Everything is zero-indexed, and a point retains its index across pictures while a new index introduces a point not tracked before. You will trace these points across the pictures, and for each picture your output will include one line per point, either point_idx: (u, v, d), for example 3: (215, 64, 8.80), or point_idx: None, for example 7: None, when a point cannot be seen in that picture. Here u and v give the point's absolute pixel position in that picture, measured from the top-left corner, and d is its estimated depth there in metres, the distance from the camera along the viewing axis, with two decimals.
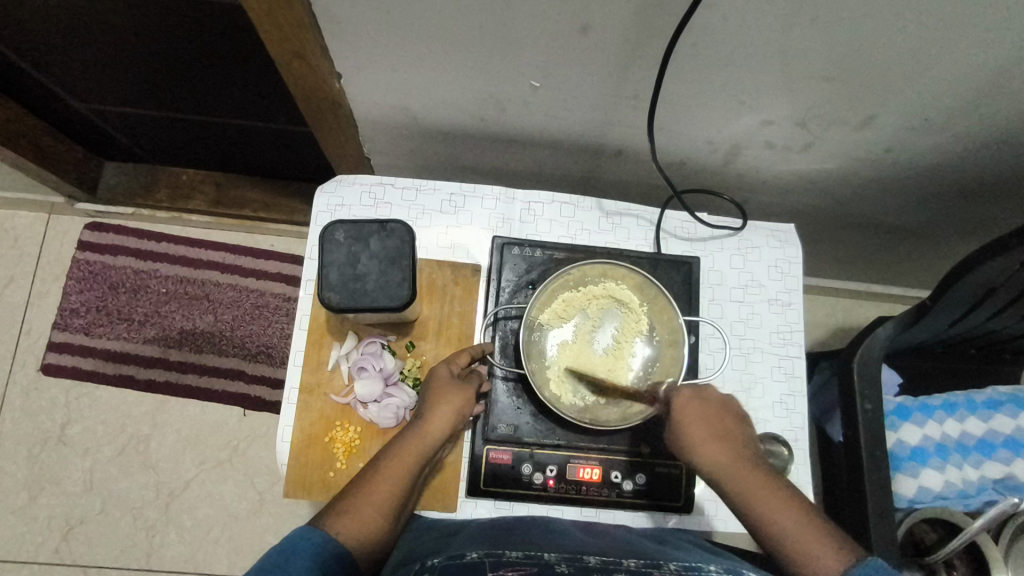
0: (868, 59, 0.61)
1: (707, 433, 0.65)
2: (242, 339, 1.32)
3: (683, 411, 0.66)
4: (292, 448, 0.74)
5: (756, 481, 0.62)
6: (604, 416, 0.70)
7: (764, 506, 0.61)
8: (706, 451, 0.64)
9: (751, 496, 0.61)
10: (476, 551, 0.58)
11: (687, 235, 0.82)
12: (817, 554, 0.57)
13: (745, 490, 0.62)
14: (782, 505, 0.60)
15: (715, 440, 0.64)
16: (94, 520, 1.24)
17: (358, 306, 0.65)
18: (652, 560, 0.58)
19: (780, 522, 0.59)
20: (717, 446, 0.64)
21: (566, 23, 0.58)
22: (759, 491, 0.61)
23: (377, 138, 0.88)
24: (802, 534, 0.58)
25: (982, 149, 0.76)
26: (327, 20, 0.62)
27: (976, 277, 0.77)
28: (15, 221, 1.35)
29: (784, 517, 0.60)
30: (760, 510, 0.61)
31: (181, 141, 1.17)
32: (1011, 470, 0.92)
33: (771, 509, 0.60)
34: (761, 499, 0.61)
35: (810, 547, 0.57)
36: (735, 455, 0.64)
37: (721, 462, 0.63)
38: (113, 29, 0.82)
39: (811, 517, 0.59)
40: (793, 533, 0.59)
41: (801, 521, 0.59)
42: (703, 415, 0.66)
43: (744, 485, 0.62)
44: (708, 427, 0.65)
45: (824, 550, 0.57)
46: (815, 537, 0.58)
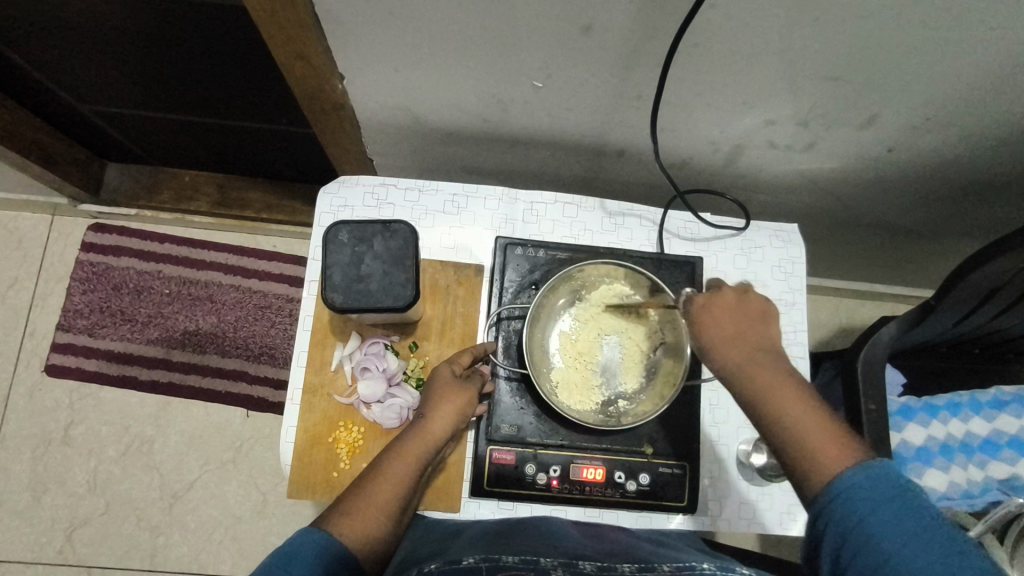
0: (870, 59, 0.61)
1: (720, 324, 0.59)
2: (245, 340, 1.32)
3: (701, 310, 0.60)
4: (296, 448, 0.74)
5: (773, 373, 0.56)
6: (608, 416, 0.71)
7: (775, 396, 0.55)
8: (722, 340, 0.58)
9: (763, 386, 0.55)
10: (473, 555, 0.58)
11: (690, 235, 0.82)
12: (821, 448, 0.52)
13: (757, 379, 0.56)
14: (795, 399, 0.55)
15: (733, 329, 0.58)
16: (98, 520, 1.25)
17: (363, 307, 0.65)
18: (647, 564, 0.58)
19: (789, 414, 0.54)
20: (733, 339, 0.58)
21: (568, 24, 0.58)
22: (778, 381, 0.56)
23: (379, 139, 0.88)
24: (809, 426, 0.53)
25: (985, 148, 0.76)
26: (329, 20, 0.62)
27: (980, 277, 0.77)
28: (19, 222, 1.35)
29: (796, 409, 0.54)
30: (770, 400, 0.55)
31: (183, 142, 1.17)
32: (1016, 470, 0.92)
33: (786, 403, 0.54)
34: (774, 388, 0.55)
35: (816, 442, 0.52)
36: (750, 345, 0.58)
37: (733, 351, 0.57)
38: (117, 31, 0.82)
39: (820, 412, 0.54)
40: (801, 425, 0.53)
41: (810, 416, 0.54)
42: (718, 313, 0.60)
43: (760, 374, 0.56)
44: (719, 322, 0.59)
45: (832, 446, 0.52)
46: (824, 431, 0.53)
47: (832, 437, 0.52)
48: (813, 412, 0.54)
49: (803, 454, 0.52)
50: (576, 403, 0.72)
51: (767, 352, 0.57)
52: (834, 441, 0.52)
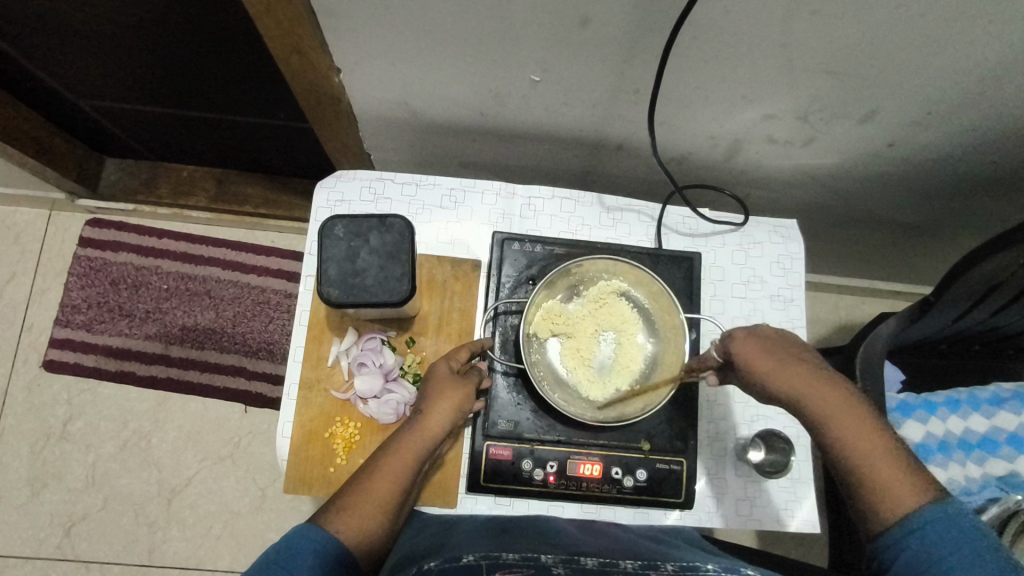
0: (869, 53, 0.60)
1: (777, 358, 0.61)
2: (243, 336, 1.32)
3: (747, 347, 0.62)
4: (292, 443, 0.73)
5: (844, 408, 0.59)
6: (591, 411, 0.70)
7: (847, 433, 0.58)
8: (782, 374, 0.60)
9: (837, 421, 0.58)
10: (473, 552, 0.58)
11: (688, 230, 0.82)
12: (895, 485, 0.55)
13: (827, 411, 0.58)
14: (869, 437, 0.57)
15: (795, 365, 0.60)
16: (96, 516, 1.25)
17: (358, 301, 0.65)
18: (649, 561, 0.58)
19: (865, 449, 0.57)
20: (796, 374, 0.60)
21: (565, 16, 0.58)
22: (848, 417, 0.58)
23: (376, 134, 0.88)
24: (883, 464, 0.56)
25: (985, 143, 0.76)
26: (325, 13, 0.61)
27: (979, 273, 0.76)
28: (16, 217, 1.35)
29: (867, 444, 0.57)
30: (840, 434, 0.58)
31: (180, 137, 1.17)
32: (1014, 467, 0.92)
33: (856, 438, 0.57)
34: (848, 424, 0.58)
35: (891, 478, 0.55)
36: (817, 379, 0.60)
37: (800, 384, 0.59)
38: (113, 24, 0.82)
39: (893, 446, 0.57)
40: (874, 461, 0.56)
41: (883, 451, 0.57)
42: (761, 348, 0.62)
43: (831, 407, 0.58)
44: (773, 357, 0.61)
45: (904, 483, 0.55)
46: (897, 467, 0.56)
47: (908, 474, 0.55)
48: (886, 447, 0.57)
49: (874, 489, 0.55)
50: (560, 396, 0.71)
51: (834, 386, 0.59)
52: (908, 479, 0.55)
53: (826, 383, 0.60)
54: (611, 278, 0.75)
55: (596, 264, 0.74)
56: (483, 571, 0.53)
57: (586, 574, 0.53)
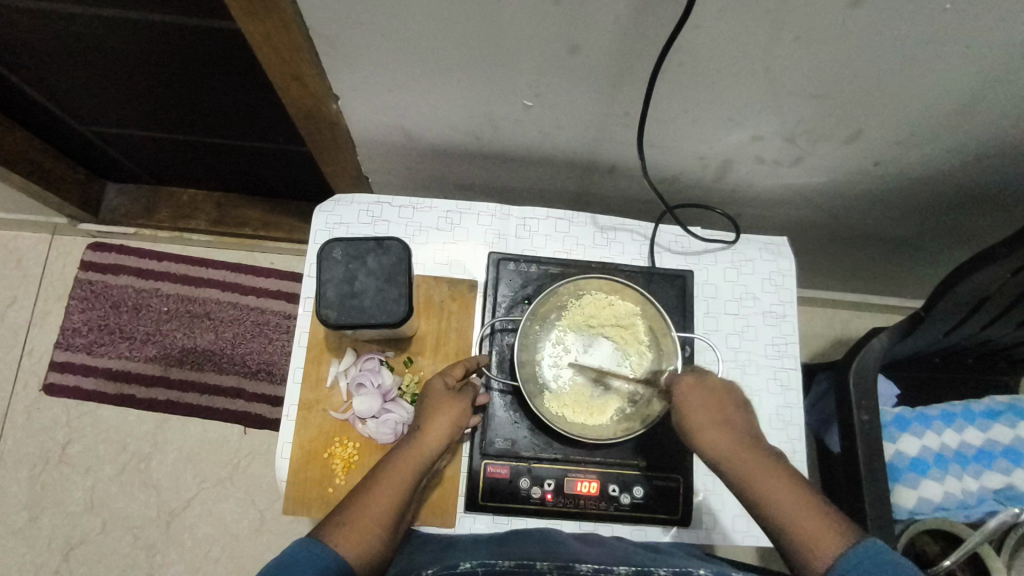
0: (849, 77, 0.63)
1: (708, 411, 0.64)
2: (242, 357, 1.32)
3: (686, 393, 0.65)
4: (292, 464, 0.74)
5: (760, 463, 0.60)
6: (578, 426, 0.72)
7: (765, 487, 0.58)
8: (710, 430, 0.63)
9: (753, 478, 0.59)
10: (471, 561, 0.61)
11: (681, 248, 0.83)
12: (811, 529, 0.55)
13: (749, 471, 0.60)
14: (781, 486, 0.58)
15: (716, 421, 0.63)
16: (95, 539, 1.24)
17: (356, 323, 0.66)
18: (642, 567, 0.60)
19: (781, 499, 0.57)
20: (718, 428, 0.63)
21: (556, 44, 0.60)
22: (761, 469, 0.60)
23: (374, 158, 0.90)
24: (802, 511, 0.56)
25: (968, 161, 0.77)
26: (323, 42, 0.63)
27: (968, 288, 0.77)
28: (18, 241, 1.36)
29: (784, 494, 0.58)
30: (760, 488, 0.59)
31: (181, 162, 1.19)
32: (1010, 481, 0.92)
33: (772, 486, 0.58)
34: (765, 477, 0.59)
35: (807, 522, 0.56)
36: (735, 436, 0.62)
37: (721, 443, 0.62)
38: (117, 53, 0.84)
39: (806, 494, 0.58)
40: (795, 511, 0.56)
41: (799, 500, 0.57)
42: (706, 399, 0.64)
43: (748, 463, 0.60)
44: (710, 409, 0.64)
45: (822, 527, 0.55)
46: (812, 513, 0.56)
47: (823, 519, 0.55)
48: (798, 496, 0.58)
49: (799, 538, 0.55)
50: (554, 407, 0.72)
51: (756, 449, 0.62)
52: (823, 521, 0.55)
53: (743, 443, 0.62)
54: (603, 295, 0.76)
55: (584, 282, 0.75)
56: None
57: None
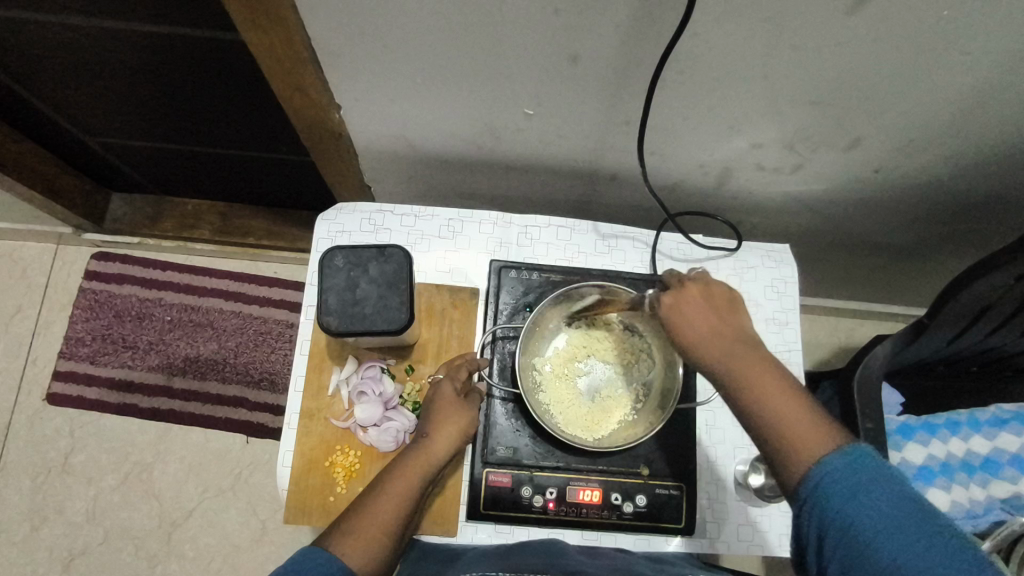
0: (848, 85, 0.63)
1: (696, 316, 0.58)
2: (245, 366, 1.33)
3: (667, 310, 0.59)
4: (293, 472, 0.74)
5: (754, 364, 0.54)
6: (585, 435, 0.72)
7: (756, 388, 0.53)
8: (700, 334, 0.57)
9: (747, 376, 0.54)
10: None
11: (683, 256, 0.83)
12: (801, 435, 0.50)
13: (744, 372, 0.54)
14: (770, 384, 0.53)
15: (711, 324, 0.57)
16: (96, 550, 1.24)
17: (356, 331, 0.66)
18: None
19: (772, 399, 0.52)
20: (706, 333, 0.57)
21: (555, 53, 0.60)
22: (757, 371, 0.54)
23: (377, 167, 0.90)
24: (793, 416, 0.51)
25: (969, 168, 0.77)
26: (325, 53, 0.64)
27: (971, 294, 0.77)
28: (24, 251, 1.37)
29: (775, 398, 0.52)
30: (750, 386, 0.53)
31: (186, 172, 1.19)
32: (1017, 489, 0.91)
33: (762, 385, 0.53)
34: (756, 375, 0.54)
35: (795, 426, 0.51)
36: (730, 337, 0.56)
37: (710, 343, 0.56)
38: (123, 65, 0.85)
39: (800, 397, 0.52)
40: (784, 414, 0.51)
41: (789, 402, 0.52)
42: (692, 311, 0.59)
43: (739, 361, 0.55)
44: (698, 316, 0.58)
45: (812, 434, 0.50)
46: (803, 417, 0.51)
47: (816, 426, 0.50)
48: (790, 399, 0.52)
49: (784, 442, 0.50)
50: (559, 417, 0.72)
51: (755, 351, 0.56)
52: (816, 426, 0.50)
53: (734, 343, 0.56)
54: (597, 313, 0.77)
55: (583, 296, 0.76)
56: None
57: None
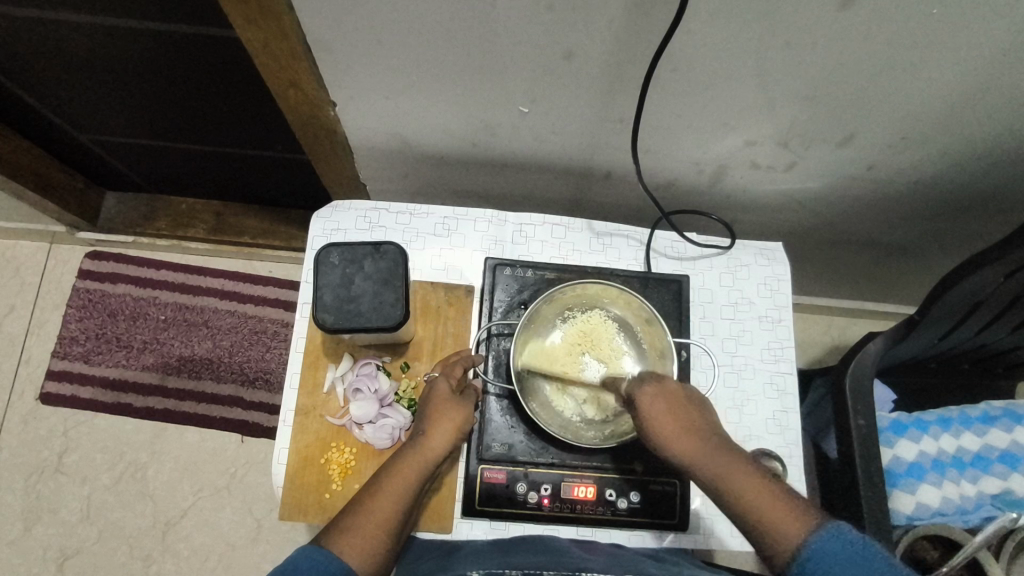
0: (840, 82, 0.63)
1: (671, 412, 0.63)
2: (240, 365, 1.32)
3: (648, 403, 0.63)
4: (288, 470, 0.74)
5: (728, 462, 0.60)
6: (569, 431, 0.72)
7: (735, 486, 0.58)
8: (671, 434, 0.62)
9: (723, 476, 0.59)
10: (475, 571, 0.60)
11: (677, 253, 0.84)
12: (780, 526, 0.55)
13: (724, 475, 0.59)
14: (748, 481, 0.58)
15: (678, 425, 0.62)
16: (90, 549, 1.23)
17: (352, 327, 0.66)
18: None
19: (745, 497, 0.58)
20: (684, 432, 0.62)
21: (550, 50, 0.61)
22: (729, 470, 0.59)
23: (372, 165, 0.91)
24: (771, 506, 0.57)
25: (959, 165, 0.78)
26: (320, 49, 0.64)
27: (962, 291, 0.78)
28: (17, 250, 1.37)
29: (752, 492, 0.58)
30: (730, 485, 0.59)
31: (180, 170, 1.19)
32: (1008, 485, 0.92)
33: (739, 485, 0.58)
34: (731, 475, 0.59)
35: (770, 517, 0.56)
36: (699, 436, 0.62)
37: (687, 447, 0.61)
38: (118, 62, 0.85)
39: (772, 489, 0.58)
40: (766, 507, 0.57)
41: (766, 494, 0.57)
42: (670, 405, 0.63)
43: (714, 461, 0.60)
44: (670, 415, 0.62)
45: (789, 523, 0.55)
46: (778, 508, 0.56)
47: (793, 515, 0.56)
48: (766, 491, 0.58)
49: (771, 534, 0.56)
50: (543, 411, 0.73)
51: (721, 448, 0.61)
52: (787, 518, 0.56)
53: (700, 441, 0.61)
54: (593, 309, 0.77)
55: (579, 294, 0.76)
56: None
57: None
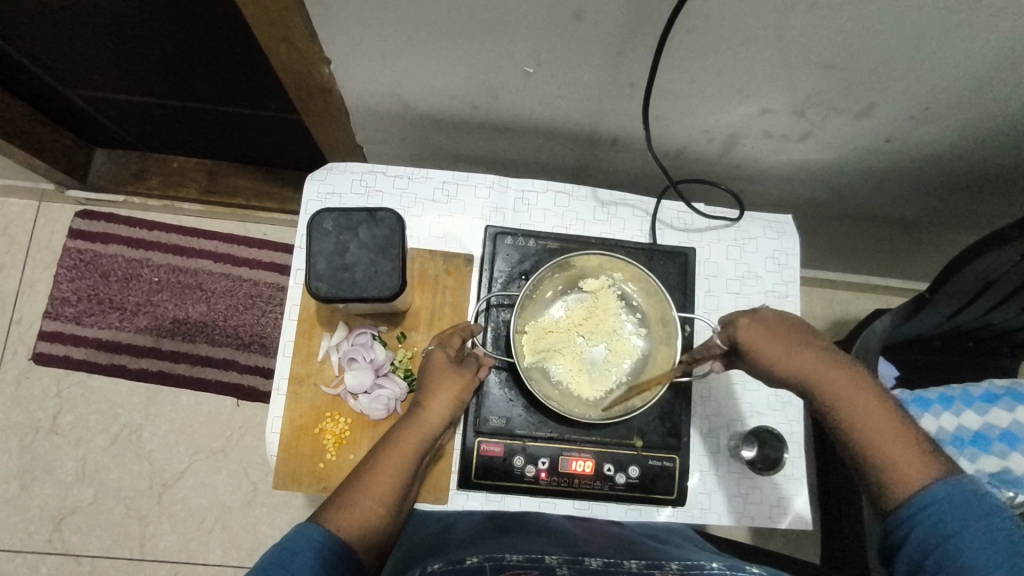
0: (866, 47, 0.60)
1: (781, 340, 0.61)
2: (235, 329, 1.31)
3: (748, 332, 0.62)
4: (281, 439, 0.73)
5: (852, 387, 0.59)
6: (580, 410, 0.70)
7: (857, 411, 0.58)
8: (792, 358, 0.60)
9: (842, 402, 0.59)
10: (476, 554, 0.55)
11: (683, 225, 0.81)
12: (901, 460, 0.56)
13: (838, 404, 0.59)
14: (870, 411, 0.58)
15: (801, 347, 0.61)
16: (87, 510, 1.24)
17: (347, 296, 0.64)
18: (653, 561, 0.56)
19: (869, 429, 0.57)
20: (795, 356, 0.60)
21: (561, 8, 0.57)
22: (857, 396, 0.58)
23: (369, 126, 0.87)
24: (894, 441, 0.56)
25: (981, 139, 0.75)
26: (314, 2, 0.60)
27: (975, 269, 0.76)
28: (5, 208, 1.33)
29: (876, 425, 0.57)
30: (846, 414, 0.58)
31: (170, 127, 1.15)
32: (1007, 464, 0.91)
33: (864, 412, 0.58)
34: (857, 404, 0.58)
35: (898, 455, 0.56)
36: (824, 359, 0.60)
37: (806, 368, 0.60)
38: (100, 13, 0.80)
39: (900, 418, 0.58)
40: (884, 441, 0.57)
41: (892, 430, 0.57)
42: (768, 330, 0.62)
43: (842, 390, 0.59)
44: (776, 338, 0.61)
45: (910, 460, 0.55)
46: (901, 444, 0.56)
47: (916, 451, 0.56)
48: (888, 417, 0.58)
49: (886, 470, 0.56)
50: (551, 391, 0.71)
51: (853, 375, 0.60)
52: (913, 457, 0.55)
53: (830, 363, 0.60)
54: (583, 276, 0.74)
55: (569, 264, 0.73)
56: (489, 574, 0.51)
57: None
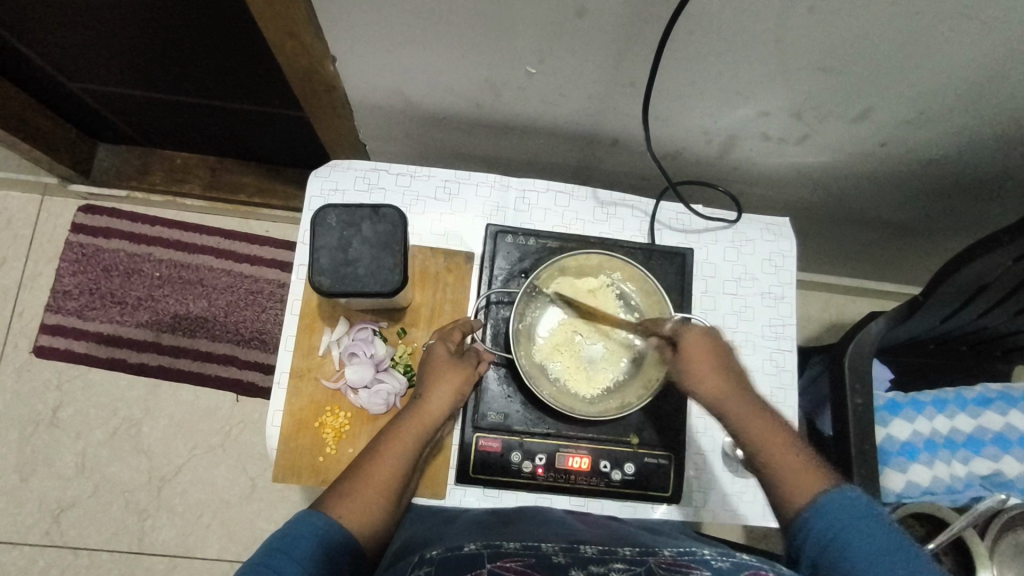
0: (862, 52, 0.61)
1: (708, 356, 0.65)
2: (235, 324, 1.31)
3: (690, 344, 0.66)
4: (282, 432, 0.74)
5: (756, 412, 0.63)
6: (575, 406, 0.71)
7: (760, 432, 0.62)
8: (709, 377, 0.64)
9: (751, 427, 0.62)
10: (474, 543, 0.56)
11: (682, 226, 0.82)
12: (796, 476, 0.58)
13: (747, 422, 0.62)
14: (772, 435, 0.61)
15: (718, 367, 0.65)
16: (85, 502, 1.24)
17: (348, 290, 0.65)
18: (648, 550, 0.57)
19: (773, 451, 0.61)
20: (718, 376, 0.64)
21: (563, 9, 0.58)
22: (762, 422, 0.62)
23: (372, 124, 0.88)
24: (791, 462, 0.59)
25: (975, 144, 0.76)
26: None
27: (969, 273, 0.77)
28: (8, 201, 1.34)
29: (778, 448, 0.61)
30: (753, 436, 0.62)
31: (174, 122, 1.16)
32: (999, 467, 0.92)
33: (764, 436, 0.61)
34: (761, 428, 0.62)
35: (791, 473, 0.59)
36: (734, 381, 0.64)
37: (720, 386, 0.64)
38: (108, 9, 0.81)
39: (799, 445, 0.61)
40: (784, 461, 0.60)
41: (791, 453, 0.60)
42: (705, 347, 0.65)
43: (747, 412, 0.63)
44: (706, 353, 0.65)
45: (806, 479, 0.58)
46: (799, 464, 0.59)
47: (811, 471, 0.58)
48: (791, 444, 0.61)
49: (783, 485, 0.58)
50: (547, 388, 0.72)
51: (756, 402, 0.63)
52: (811, 475, 0.58)
53: (740, 387, 0.64)
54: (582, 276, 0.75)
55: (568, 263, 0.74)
56: (486, 560, 0.51)
57: (586, 563, 0.52)
